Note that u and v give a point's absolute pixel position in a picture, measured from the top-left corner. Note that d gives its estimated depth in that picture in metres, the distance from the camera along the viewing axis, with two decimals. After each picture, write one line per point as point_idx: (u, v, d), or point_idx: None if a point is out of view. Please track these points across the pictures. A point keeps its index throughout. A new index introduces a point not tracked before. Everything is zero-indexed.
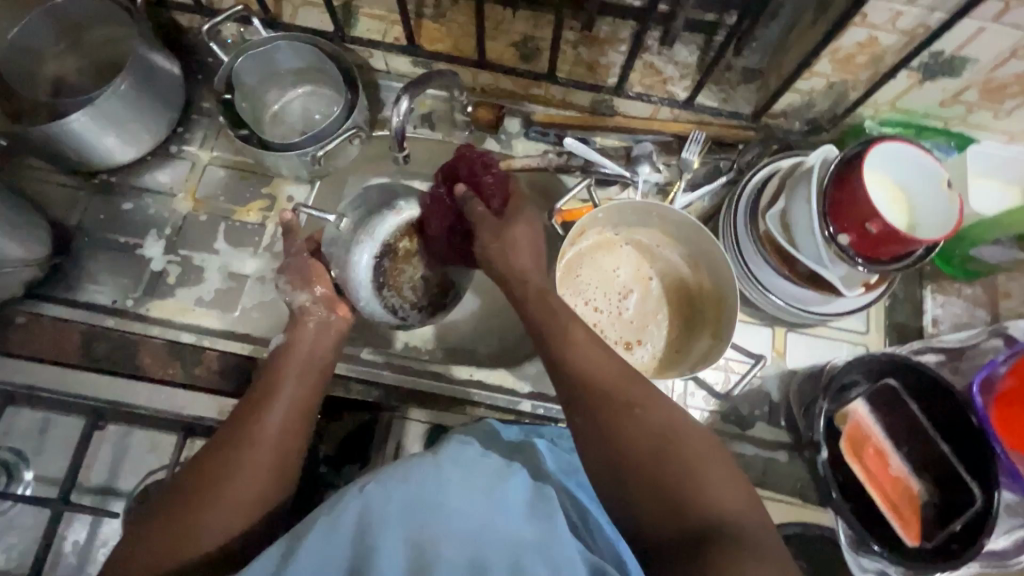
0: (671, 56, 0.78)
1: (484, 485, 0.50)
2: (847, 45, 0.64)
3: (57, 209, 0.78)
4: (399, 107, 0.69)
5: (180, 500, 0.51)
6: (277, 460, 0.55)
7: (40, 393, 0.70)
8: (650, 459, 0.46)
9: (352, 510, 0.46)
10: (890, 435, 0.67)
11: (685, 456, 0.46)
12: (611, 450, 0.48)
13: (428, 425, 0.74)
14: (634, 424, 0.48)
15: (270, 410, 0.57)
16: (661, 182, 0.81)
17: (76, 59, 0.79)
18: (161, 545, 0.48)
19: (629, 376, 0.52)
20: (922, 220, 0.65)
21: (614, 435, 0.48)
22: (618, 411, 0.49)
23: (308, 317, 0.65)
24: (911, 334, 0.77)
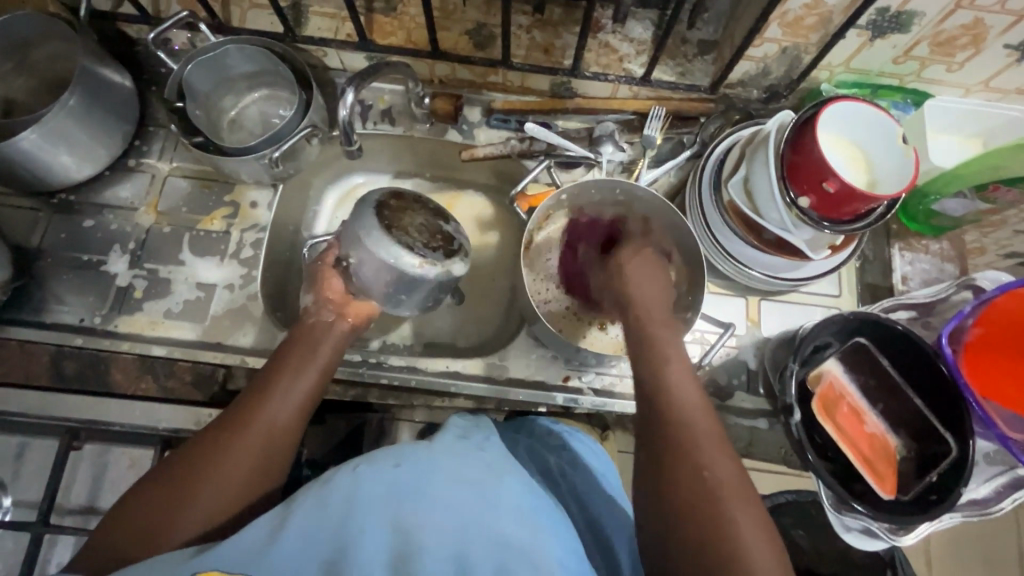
0: (626, 33, 0.77)
1: (475, 476, 0.48)
2: (795, 8, 0.64)
3: (17, 231, 0.76)
4: (345, 99, 0.69)
5: (162, 487, 0.50)
6: (264, 456, 0.53)
7: (12, 416, 0.69)
8: (691, 490, 0.46)
9: (342, 490, 0.45)
10: (864, 394, 0.68)
11: (724, 501, 0.46)
12: (660, 468, 0.49)
13: (423, 424, 0.76)
14: (685, 467, 0.47)
15: (267, 406, 0.55)
16: (625, 160, 0.81)
17: (25, 78, 0.77)
18: (138, 529, 0.48)
19: (701, 415, 0.51)
20: (882, 179, 0.65)
21: (663, 473, 0.48)
22: (675, 452, 0.49)
23: (312, 319, 0.64)
24: (883, 294, 0.78)
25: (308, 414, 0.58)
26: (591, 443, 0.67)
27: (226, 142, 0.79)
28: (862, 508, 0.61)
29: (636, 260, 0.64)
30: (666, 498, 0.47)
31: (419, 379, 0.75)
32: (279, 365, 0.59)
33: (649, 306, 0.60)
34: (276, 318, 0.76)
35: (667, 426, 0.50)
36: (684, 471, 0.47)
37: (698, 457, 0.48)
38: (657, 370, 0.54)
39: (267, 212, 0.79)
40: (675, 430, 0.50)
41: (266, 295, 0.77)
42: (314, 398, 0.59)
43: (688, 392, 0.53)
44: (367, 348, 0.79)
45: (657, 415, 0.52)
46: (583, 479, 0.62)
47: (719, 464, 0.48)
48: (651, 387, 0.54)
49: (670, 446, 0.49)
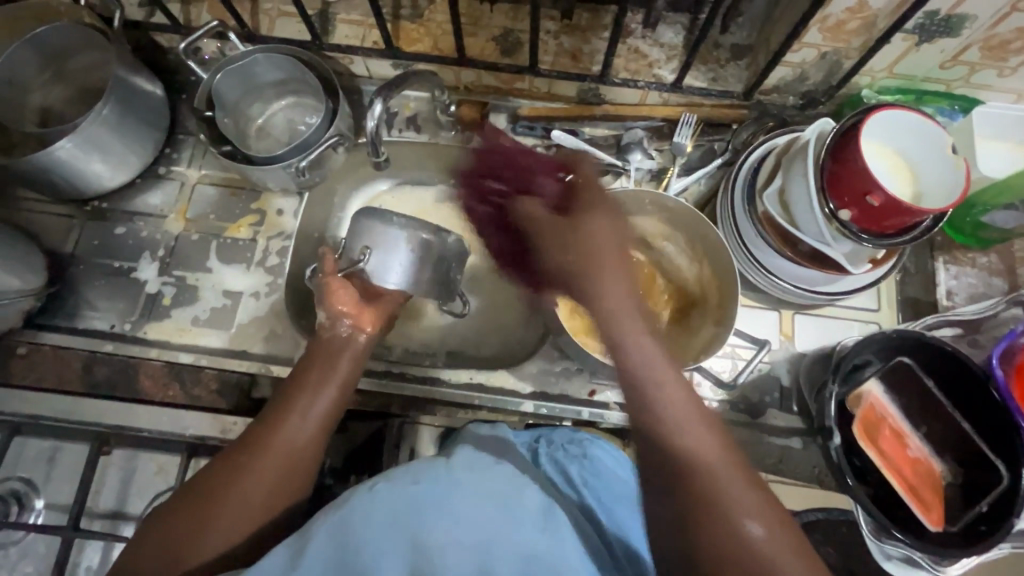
0: (656, 39, 0.75)
1: (498, 492, 0.47)
2: (836, 13, 0.61)
3: (52, 238, 0.78)
4: (373, 110, 0.68)
5: (185, 505, 0.50)
6: (284, 475, 0.53)
7: (44, 421, 0.70)
8: (736, 562, 0.39)
9: (358, 508, 0.44)
10: (906, 415, 0.65)
11: (759, 543, 0.39)
12: (689, 535, 0.41)
13: (441, 429, 0.74)
14: (708, 504, 0.41)
15: (289, 422, 0.56)
16: (654, 168, 0.78)
17: (62, 88, 0.79)
18: (157, 553, 0.48)
19: (708, 435, 0.45)
20: (924, 165, 0.62)
21: (683, 515, 0.41)
22: (693, 487, 0.42)
23: (328, 334, 0.63)
24: (925, 309, 0.74)
25: (328, 430, 0.58)
26: (614, 452, 0.64)
27: (253, 150, 0.80)
28: (902, 536, 0.58)
29: (598, 229, 0.56)
30: (694, 547, 0.40)
31: (442, 391, 0.75)
32: (300, 383, 0.60)
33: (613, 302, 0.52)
34: (302, 326, 0.76)
35: (687, 480, 0.42)
36: (718, 541, 0.40)
37: (718, 487, 0.42)
38: (668, 411, 0.45)
39: (292, 220, 0.80)
40: (698, 484, 0.42)
41: (290, 303, 0.77)
42: (334, 414, 0.59)
43: (708, 436, 0.44)
44: (389, 356, 0.79)
45: (663, 453, 0.44)
46: (602, 483, 0.60)
47: (743, 493, 0.42)
48: (660, 433, 0.45)
49: (699, 505, 0.41)
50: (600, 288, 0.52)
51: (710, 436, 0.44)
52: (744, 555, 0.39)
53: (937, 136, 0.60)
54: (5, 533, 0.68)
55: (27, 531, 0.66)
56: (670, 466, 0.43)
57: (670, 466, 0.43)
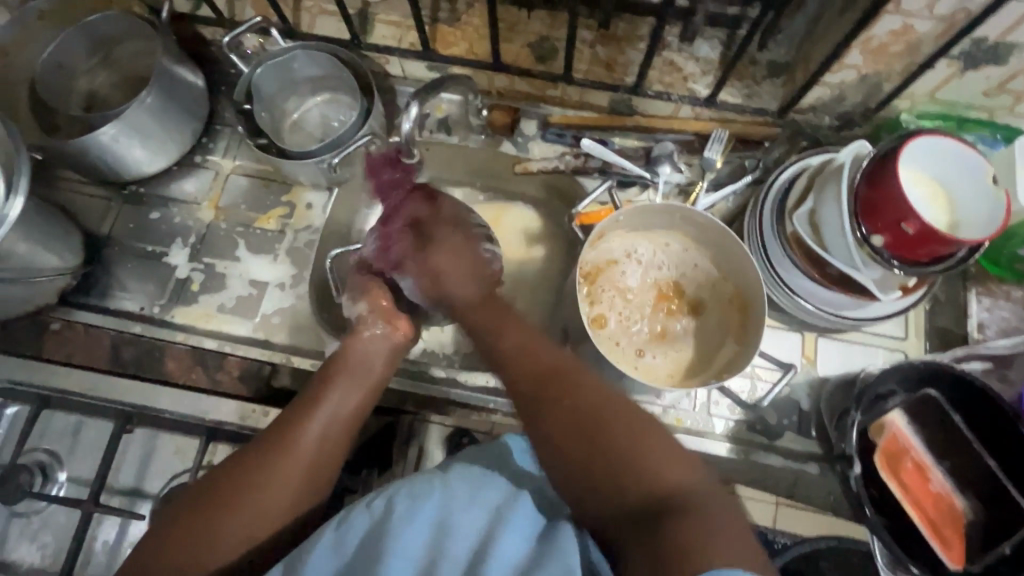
0: (692, 53, 0.75)
1: (491, 499, 0.49)
2: (880, 35, 0.60)
3: (89, 219, 0.80)
4: (409, 111, 0.70)
5: (210, 500, 0.53)
6: (310, 472, 0.56)
7: (72, 395, 0.72)
8: (603, 463, 0.46)
9: (361, 523, 0.48)
10: (930, 449, 0.63)
11: (613, 429, 0.48)
12: (565, 453, 0.48)
13: (449, 429, 0.72)
14: (565, 411, 0.50)
15: (313, 421, 0.58)
16: (682, 182, 0.78)
17: (107, 74, 0.81)
18: (181, 548, 0.50)
19: (547, 356, 0.55)
20: (967, 199, 0.61)
21: (550, 424, 0.50)
22: (549, 399, 0.51)
23: (364, 327, 0.67)
24: (955, 341, 0.73)
25: (345, 440, 0.59)
26: None
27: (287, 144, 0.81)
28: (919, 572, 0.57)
29: (441, 255, 0.67)
30: (567, 449, 0.48)
31: (459, 393, 0.77)
32: (329, 378, 0.62)
33: (461, 298, 0.65)
34: (324, 320, 0.77)
35: (550, 408, 0.51)
36: (585, 451, 0.47)
37: (570, 393, 0.51)
38: (526, 361, 0.56)
39: (320, 214, 0.81)
40: (560, 408, 0.50)
41: (314, 295, 0.78)
42: (352, 420, 0.61)
43: (558, 364, 0.54)
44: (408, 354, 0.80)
45: (527, 382, 0.54)
46: None
47: (590, 392, 0.51)
48: (524, 380, 0.54)
49: (565, 425, 0.49)
50: (449, 288, 0.66)
51: (563, 367, 0.54)
52: (603, 442, 0.47)
53: (977, 167, 0.59)
54: (28, 502, 0.70)
55: (49, 502, 0.68)
56: (535, 403, 0.52)
57: (536, 404, 0.52)
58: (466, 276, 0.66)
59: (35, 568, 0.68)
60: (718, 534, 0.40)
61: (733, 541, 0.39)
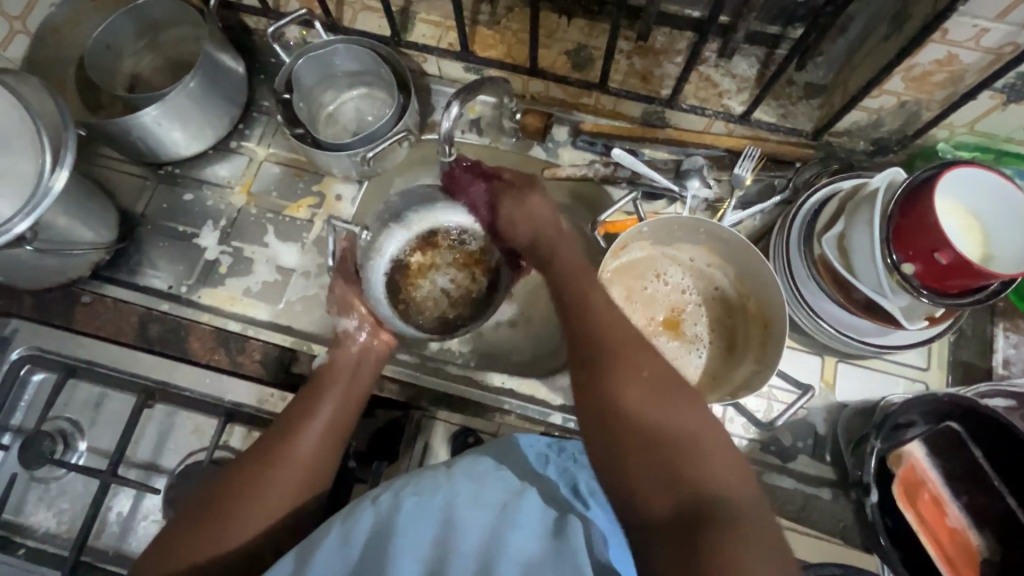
0: (729, 69, 0.75)
1: (493, 500, 0.50)
2: (924, 63, 0.60)
3: (125, 197, 0.82)
4: (448, 112, 0.69)
5: (209, 506, 0.55)
6: (305, 479, 0.58)
7: (97, 367, 0.74)
8: (656, 446, 0.46)
9: (372, 517, 0.48)
10: (949, 483, 0.63)
11: (669, 409, 0.48)
12: (618, 431, 0.48)
13: (457, 428, 0.73)
14: (625, 380, 0.50)
15: (307, 428, 0.60)
16: (711, 198, 0.77)
17: (152, 57, 0.83)
18: (181, 553, 0.52)
19: (618, 326, 0.55)
20: (1000, 227, 0.60)
21: (607, 391, 0.50)
22: (612, 360, 0.52)
23: (351, 340, 0.70)
24: (978, 375, 0.72)
25: (340, 445, 0.62)
26: None
27: (322, 136, 0.82)
28: None
29: (535, 199, 0.70)
30: (615, 421, 0.48)
31: (471, 390, 0.76)
32: (319, 387, 0.65)
33: (556, 244, 0.67)
34: None
35: (620, 383, 0.50)
36: (644, 429, 0.47)
37: (632, 363, 0.51)
38: (604, 332, 0.55)
39: (349, 206, 0.82)
40: (629, 383, 0.50)
41: None
42: (346, 429, 0.63)
43: (625, 334, 0.54)
44: (423, 351, 0.79)
45: (589, 342, 0.55)
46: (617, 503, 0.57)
47: (654, 365, 0.51)
48: (598, 347, 0.54)
49: (631, 402, 0.49)
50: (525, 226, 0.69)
51: (641, 347, 0.53)
52: (654, 427, 0.47)
53: (1011, 197, 0.59)
54: (48, 469, 0.71)
55: (68, 470, 0.69)
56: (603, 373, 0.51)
57: (601, 367, 0.52)
58: (552, 222, 0.69)
59: (51, 533, 0.70)
60: (759, 552, 0.39)
61: (764, 558, 0.39)
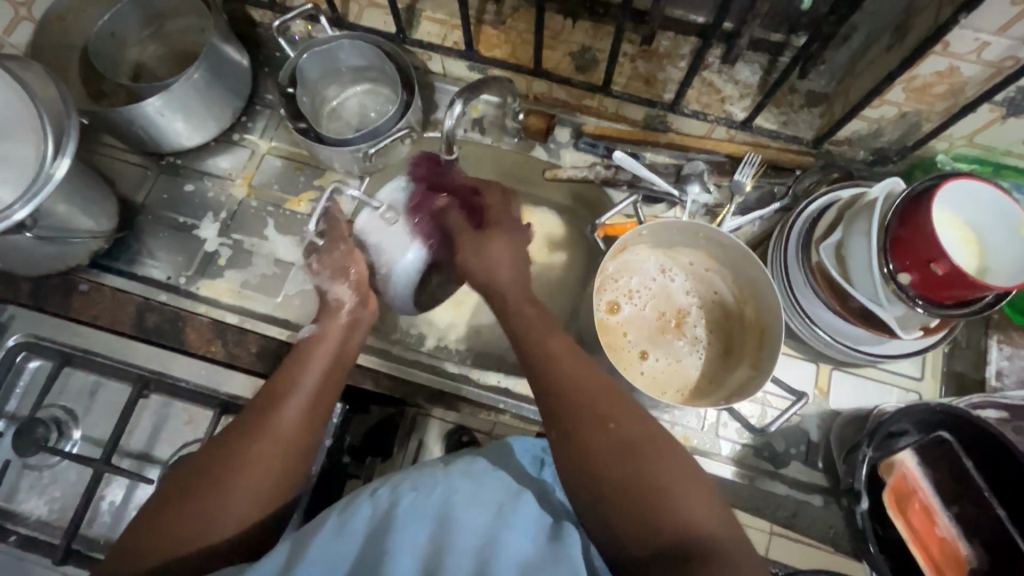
0: (732, 74, 0.76)
1: (491, 500, 0.51)
2: (925, 75, 0.60)
3: (126, 186, 0.82)
4: (451, 110, 0.70)
5: (192, 483, 0.53)
6: (292, 449, 0.57)
7: (94, 356, 0.74)
8: (631, 494, 0.46)
9: (364, 513, 0.48)
10: (941, 493, 0.62)
11: (646, 463, 0.47)
12: (595, 482, 0.47)
13: (451, 425, 0.75)
14: (601, 436, 0.49)
15: (290, 398, 0.59)
16: (710, 203, 0.77)
17: (156, 47, 0.84)
18: (166, 532, 0.50)
19: (587, 376, 0.54)
20: (994, 236, 0.61)
21: (581, 447, 0.49)
22: (584, 420, 0.50)
23: (340, 310, 0.70)
24: (972, 386, 0.72)
25: (326, 415, 0.62)
26: None
27: (325, 130, 0.82)
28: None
29: (498, 246, 0.69)
30: (590, 473, 0.48)
31: (467, 390, 0.76)
32: (302, 358, 0.64)
33: (510, 289, 0.65)
34: None
35: (587, 439, 0.49)
36: (624, 475, 0.47)
37: (606, 414, 0.50)
38: (570, 383, 0.53)
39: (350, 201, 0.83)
40: (595, 437, 0.49)
41: None
42: (331, 400, 0.63)
43: (596, 384, 0.53)
44: (421, 348, 0.79)
45: (560, 396, 0.53)
46: None
47: (629, 417, 0.50)
48: (569, 404, 0.52)
49: (601, 457, 0.48)
50: (492, 272, 0.67)
51: (608, 395, 0.52)
52: (631, 483, 0.46)
53: (1004, 208, 0.59)
54: (42, 456, 0.71)
55: (62, 458, 0.69)
56: (569, 426, 0.50)
57: (574, 424, 0.50)
58: (513, 269, 0.67)
59: (43, 521, 0.70)
60: None
61: None
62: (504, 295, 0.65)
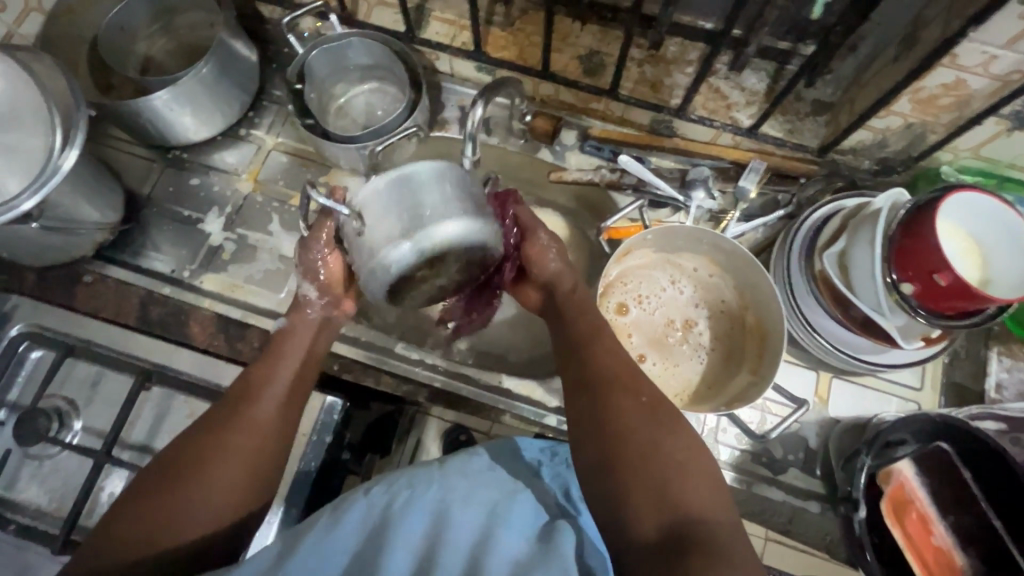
0: (739, 82, 0.76)
1: (487, 499, 0.51)
2: (932, 86, 0.61)
3: (132, 178, 0.82)
4: (472, 112, 0.68)
5: (162, 481, 0.52)
6: (265, 445, 0.57)
7: (96, 347, 0.74)
8: (644, 469, 0.48)
9: (360, 508, 0.48)
10: (938, 502, 0.62)
11: (662, 436, 0.50)
12: (610, 451, 0.50)
13: (450, 425, 0.77)
14: (627, 407, 0.52)
15: (263, 396, 0.59)
16: (714, 209, 0.78)
17: (165, 41, 0.84)
18: (137, 529, 0.49)
19: (619, 355, 0.58)
20: (992, 244, 0.61)
21: (606, 414, 0.52)
22: (613, 391, 0.54)
23: (309, 307, 0.69)
24: (971, 397, 0.72)
25: (300, 405, 0.62)
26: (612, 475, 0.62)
27: (331, 127, 0.82)
28: None
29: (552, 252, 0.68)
30: (608, 441, 0.51)
31: (470, 390, 0.75)
32: (275, 356, 0.64)
33: (564, 276, 0.67)
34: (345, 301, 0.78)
35: (620, 411, 0.52)
36: (641, 445, 0.49)
37: (632, 388, 0.54)
38: (604, 358, 0.57)
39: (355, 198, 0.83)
40: (625, 404, 0.53)
41: None
42: (304, 390, 0.64)
43: (626, 362, 0.57)
44: (424, 346, 0.80)
45: (590, 369, 0.57)
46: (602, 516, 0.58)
47: (654, 391, 0.54)
48: (599, 375, 0.56)
49: (627, 429, 0.51)
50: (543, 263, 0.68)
51: (639, 377, 0.55)
52: (649, 449, 0.49)
53: (985, 205, 0.60)
54: (42, 446, 0.71)
55: (62, 448, 0.69)
56: (601, 399, 0.54)
57: (601, 394, 0.54)
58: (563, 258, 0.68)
59: (42, 511, 0.70)
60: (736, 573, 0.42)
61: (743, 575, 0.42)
62: (559, 284, 0.67)
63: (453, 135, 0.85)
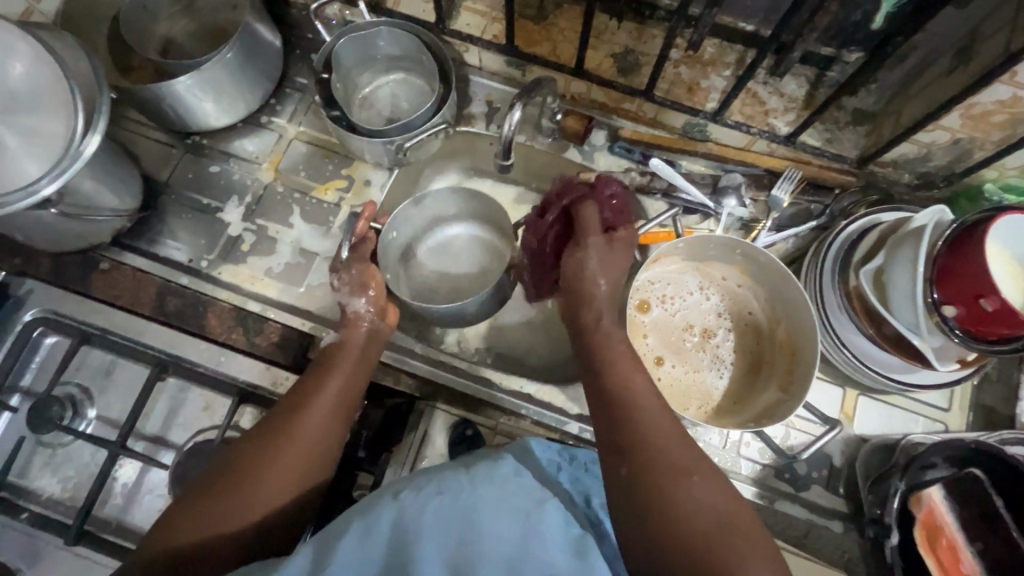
0: (778, 88, 0.74)
1: (518, 506, 0.49)
2: (986, 102, 0.58)
3: (150, 163, 0.81)
4: (511, 116, 0.67)
5: (216, 484, 0.52)
6: (315, 455, 0.56)
7: (112, 336, 0.73)
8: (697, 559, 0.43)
9: (385, 534, 0.46)
10: (967, 530, 0.60)
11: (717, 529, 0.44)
12: (656, 534, 0.45)
13: (455, 418, 0.71)
14: (678, 489, 0.47)
15: (315, 406, 0.58)
16: (745, 218, 0.76)
17: (188, 21, 0.81)
18: (191, 528, 0.50)
19: (667, 425, 0.52)
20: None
21: (649, 490, 0.47)
22: (659, 468, 0.48)
23: (361, 322, 0.67)
24: (1002, 423, 0.71)
25: (344, 425, 0.60)
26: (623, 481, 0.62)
27: (355, 119, 0.80)
28: None
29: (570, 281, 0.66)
30: (650, 520, 0.46)
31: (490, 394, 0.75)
32: (327, 365, 0.63)
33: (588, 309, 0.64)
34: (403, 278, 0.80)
35: (647, 474, 0.48)
36: (691, 534, 0.44)
37: (678, 463, 0.48)
38: (643, 420, 0.52)
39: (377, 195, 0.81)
40: (674, 487, 0.47)
41: None
42: (350, 408, 0.62)
43: (672, 430, 0.52)
44: (442, 345, 0.79)
45: (627, 434, 0.51)
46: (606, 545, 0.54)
47: (703, 474, 0.48)
48: (640, 441, 0.50)
49: (650, 481, 0.47)
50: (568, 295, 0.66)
51: (687, 452, 0.50)
52: (701, 541, 0.44)
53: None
54: (56, 434, 0.70)
55: (76, 438, 0.68)
56: (636, 466, 0.49)
57: (643, 469, 0.48)
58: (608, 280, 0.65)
59: (56, 499, 0.69)
60: None
61: None
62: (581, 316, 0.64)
63: (478, 131, 0.81)
